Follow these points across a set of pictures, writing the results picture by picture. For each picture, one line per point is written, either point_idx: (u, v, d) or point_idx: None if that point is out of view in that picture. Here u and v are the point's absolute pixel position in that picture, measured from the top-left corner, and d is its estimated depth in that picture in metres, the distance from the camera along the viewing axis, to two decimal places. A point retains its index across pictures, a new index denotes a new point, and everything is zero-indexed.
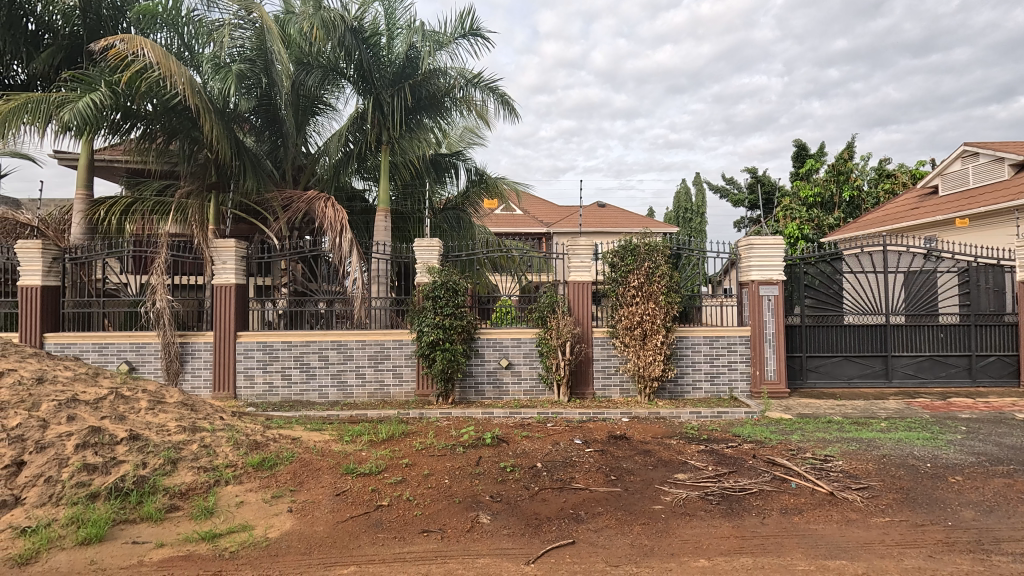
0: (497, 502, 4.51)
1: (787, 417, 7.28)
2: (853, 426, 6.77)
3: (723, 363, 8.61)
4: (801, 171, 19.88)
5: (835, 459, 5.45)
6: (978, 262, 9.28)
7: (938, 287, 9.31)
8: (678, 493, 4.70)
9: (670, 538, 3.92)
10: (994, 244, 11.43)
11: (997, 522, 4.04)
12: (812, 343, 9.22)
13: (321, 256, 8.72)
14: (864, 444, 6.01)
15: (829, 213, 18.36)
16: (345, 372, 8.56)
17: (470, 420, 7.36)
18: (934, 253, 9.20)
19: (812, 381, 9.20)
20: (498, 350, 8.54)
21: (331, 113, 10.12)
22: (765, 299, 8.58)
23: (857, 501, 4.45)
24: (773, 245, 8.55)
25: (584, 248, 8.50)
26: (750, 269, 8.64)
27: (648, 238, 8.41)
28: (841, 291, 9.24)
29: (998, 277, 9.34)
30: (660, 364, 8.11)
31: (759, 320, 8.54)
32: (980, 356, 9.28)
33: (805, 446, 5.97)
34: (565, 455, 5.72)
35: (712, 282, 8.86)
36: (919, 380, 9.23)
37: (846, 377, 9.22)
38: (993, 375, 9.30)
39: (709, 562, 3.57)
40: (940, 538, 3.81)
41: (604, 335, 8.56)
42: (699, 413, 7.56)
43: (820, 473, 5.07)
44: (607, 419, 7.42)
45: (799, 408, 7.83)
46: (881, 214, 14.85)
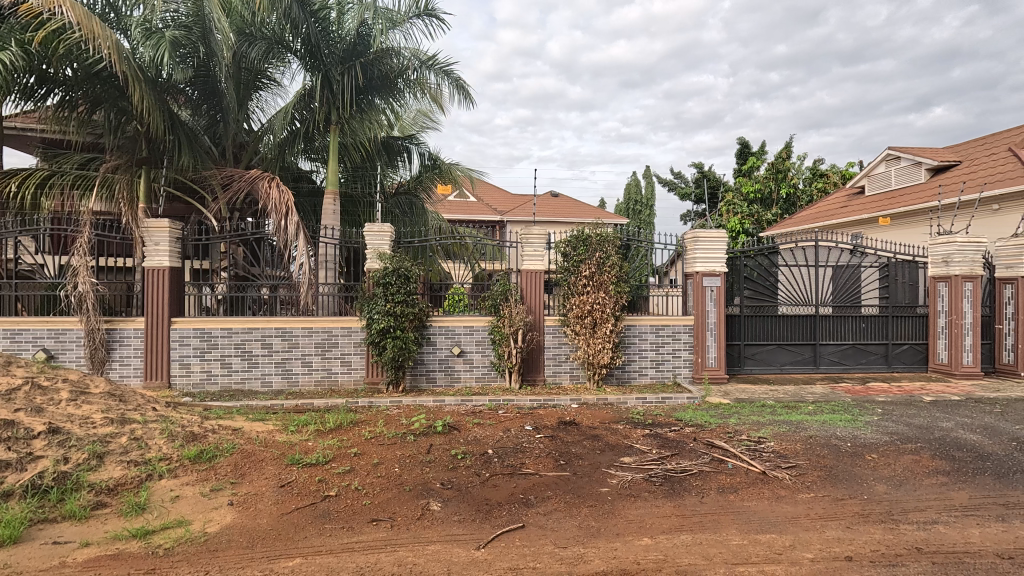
0: (448, 489, 4.52)
1: (726, 402, 7.69)
2: (784, 410, 7.24)
3: (668, 351, 8.94)
4: (743, 167, 20.84)
5: (767, 440, 5.82)
6: (896, 257, 10.10)
7: (861, 281, 10.05)
8: (623, 476, 4.88)
9: (615, 518, 4.07)
10: (911, 242, 12.40)
11: (905, 494, 4.45)
12: (750, 332, 9.75)
13: (264, 239, 8.33)
14: (794, 426, 6.43)
15: (768, 209, 19.36)
16: (291, 360, 8.26)
17: (421, 408, 7.31)
18: (859, 250, 9.90)
19: (748, 367, 9.74)
20: (449, 338, 8.48)
21: (275, 88, 9.67)
22: (708, 290, 8.97)
23: (786, 478, 4.78)
24: (717, 239, 8.94)
25: (537, 236, 8.53)
26: (696, 261, 9.00)
27: (600, 228, 8.56)
28: (776, 283, 9.80)
29: (914, 272, 10.15)
30: (609, 352, 8.32)
31: (702, 310, 8.92)
32: (895, 344, 10.10)
33: (741, 429, 6.32)
34: (515, 441, 5.79)
35: (660, 274, 9.10)
36: (843, 366, 9.96)
37: (779, 363, 9.83)
38: (906, 361, 10.15)
39: (652, 540, 3.73)
40: (857, 511, 4.16)
41: (556, 323, 8.68)
42: (645, 398, 7.84)
43: (753, 454, 5.39)
44: (557, 405, 7.55)
45: (737, 393, 8.29)
46: (813, 211, 15.83)
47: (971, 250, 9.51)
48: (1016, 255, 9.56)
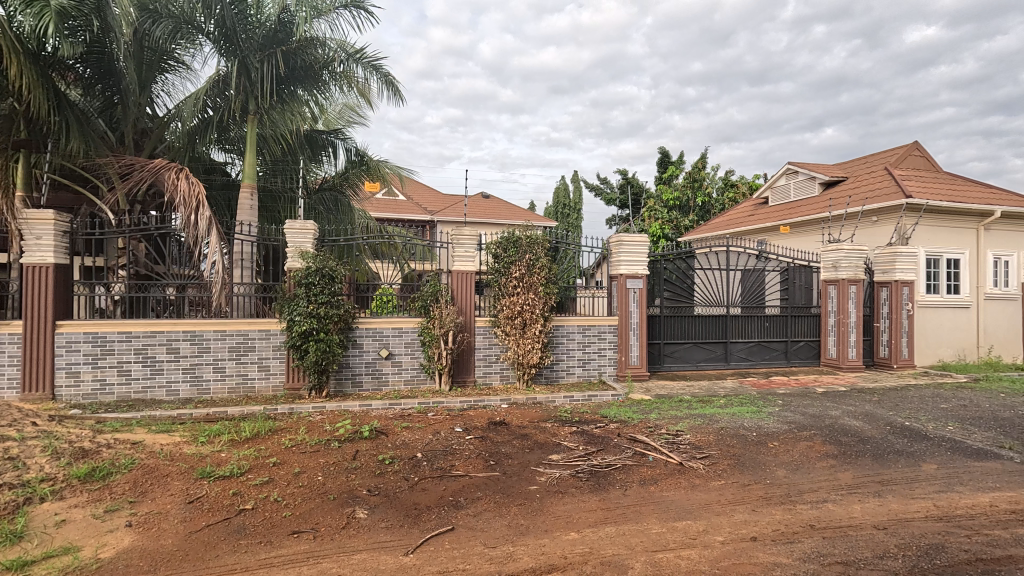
0: (375, 496, 4.40)
1: (647, 398, 8.09)
2: (698, 404, 7.75)
3: (594, 350, 9.26)
4: (664, 176, 22.05)
5: (683, 433, 6.20)
6: (794, 263, 11.15)
7: (765, 284, 10.97)
8: (551, 473, 4.99)
9: (544, 515, 4.16)
10: (806, 249, 13.71)
11: (801, 477, 4.92)
12: (669, 331, 10.33)
13: (170, 235, 7.69)
14: (707, 418, 6.90)
15: (685, 215, 20.65)
16: (201, 367, 7.65)
17: (346, 413, 7.05)
18: (763, 255, 10.82)
19: (667, 365, 10.31)
20: (377, 340, 8.25)
21: (185, 72, 8.91)
22: (631, 291, 9.43)
23: (700, 468, 5.11)
24: (639, 243, 9.39)
25: (468, 237, 8.53)
26: (620, 263, 9.40)
27: (530, 230, 8.70)
28: (692, 285, 10.47)
29: (807, 276, 11.27)
30: (538, 352, 8.47)
31: (626, 310, 9.37)
32: (794, 341, 11.12)
33: (660, 423, 6.68)
34: (445, 444, 5.74)
35: (587, 275, 9.44)
36: (750, 362, 10.82)
37: (695, 361, 10.50)
38: (803, 356, 11.21)
39: (578, 534, 3.85)
40: (760, 494, 4.54)
41: (486, 324, 8.71)
42: (572, 397, 8.06)
43: (671, 446, 5.72)
44: (487, 406, 7.58)
45: (657, 389, 8.76)
46: (725, 218, 17.06)
47: (856, 256, 10.67)
48: (890, 262, 10.86)
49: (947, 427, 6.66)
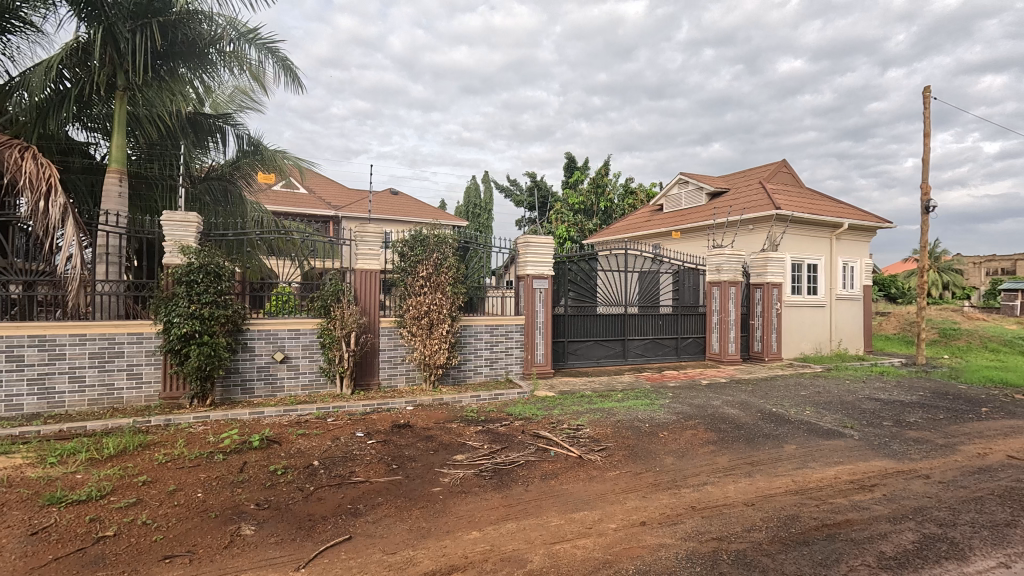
0: (264, 510, 4.09)
1: (551, 395, 8.34)
2: (598, 399, 8.14)
3: (502, 349, 9.37)
4: (571, 180, 23.02)
5: (584, 427, 6.47)
6: (685, 266, 12.10)
7: (659, 285, 11.81)
8: (455, 474, 4.97)
9: (446, 516, 4.13)
10: (695, 253, 14.94)
11: (686, 463, 5.35)
12: (572, 330, 10.74)
13: (11, 223, 6.72)
14: (606, 412, 7.27)
15: (589, 219, 21.71)
16: (53, 377, 6.63)
17: (234, 422, 6.49)
18: (658, 258, 11.63)
19: (570, 362, 10.73)
20: (271, 343, 7.69)
21: (33, 34, 7.65)
22: (538, 291, 9.67)
23: (598, 460, 5.37)
24: (545, 244, 9.67)
25: (373, 235, 8.24)
26: (527, 264, 9.61)
27: (438, 229, 8.59)
28: (594, 286, 10.98)
29: (696, 278, 12.29)
30: (445, 352, 8.37)
31: (533, 310, 9.60)
32: (683, 338, 12.07)
33: (563, 418, 6.92)
34: (344, 450, 5.49)
35: (496, 275, 9.55)
36: (645, 357, 11.57)
37: (596, 357, 11.02)
38: (691, 352, 12.20)
39: (480, 533, 3.87)
40: (650, 481, 4.88)
41: (392, 324, 8.48)
42: (478, 396, 8.09)
43: (572, 440, 5.95)
44: (391, 409, 7.37)
45: (560, 386, 9.08)
46: (625, 223, 18.14)
47: (735, 260, 11.83)
48: (763, 266, 12.19)
49: (806, 411, 7.60)
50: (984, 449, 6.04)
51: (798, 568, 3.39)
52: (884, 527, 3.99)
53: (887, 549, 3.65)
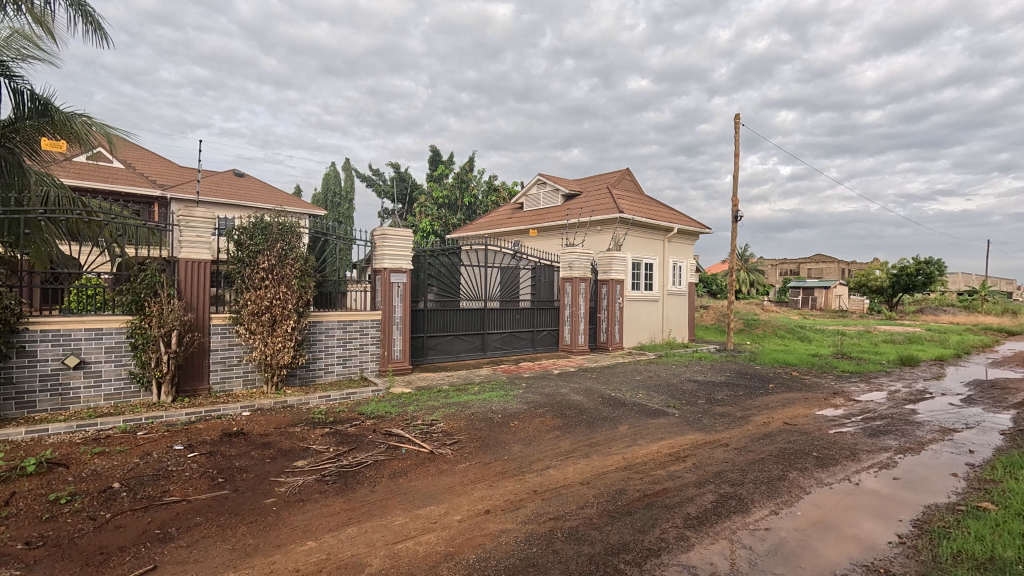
0: (37, 548, 3.36)
1: (407, 391, 8.18)
2: (455, 393, 8.18)
3: (355, 346, 8.92)
4: (436, 173, 23.25)
5: (437, 422, 6.45)
6: (540, 262, 12.74)
7: (517, 280, 12.24)
8: (293, 481, 4.60)
9: (277, 529, 3.79)
10: (551, 250, 15.84)
11: (532, 450, 5.63)
12: (431, 325, 10.63)
13: None
14: (461, 405, 7.34)
15: (454, 213, 21.93)
16: None
17: (2, 445, 5.23)
18: (517, 255, 12.04)
19: (430, 357, 10.63)
20: (61, 346, 6.33)
21: None
22: (395, 286, 9.43)
23: (448, 453, 5.39)
24: (403, 237, 9.44)
25: (203, 220, 7.27)
26: (383, 257, 9.29)
27: (282, 217, 7.85)
28: (454, 281, 11.00)
29: (550, 274, 13.02)
30: (290, 351, 7.70)
31: (389, 305, 9.34)
32: (539, 331, 12.70)
33: (417, 414, 6.82)
34: (157, 467, 4.76)
35: (357, 269, 9.18)
36: (503, 351, 11.93)
37: (456, 352, 11.07)
38: (546, 344, 12.89)
39: (316, 542, 3.63)
40: (498, 469, 5.04)
41: (226, 322, 7.58)
42: (328, 396, 7.60)
43: (425, 436, 5.89)
44: (222, 416, 6.57)
45: (418, 381, 8.96)
46: (488, 219, 18.55)
47: (584, 258, 12.78)
48: (609, 264, 13.35)
49: (639, 394, 8.50)
50: (769, 418, 7.33)
51: (620, 537, 3.75)
52: (690, 491, 4.61)
53: (692, 510, 4.22)
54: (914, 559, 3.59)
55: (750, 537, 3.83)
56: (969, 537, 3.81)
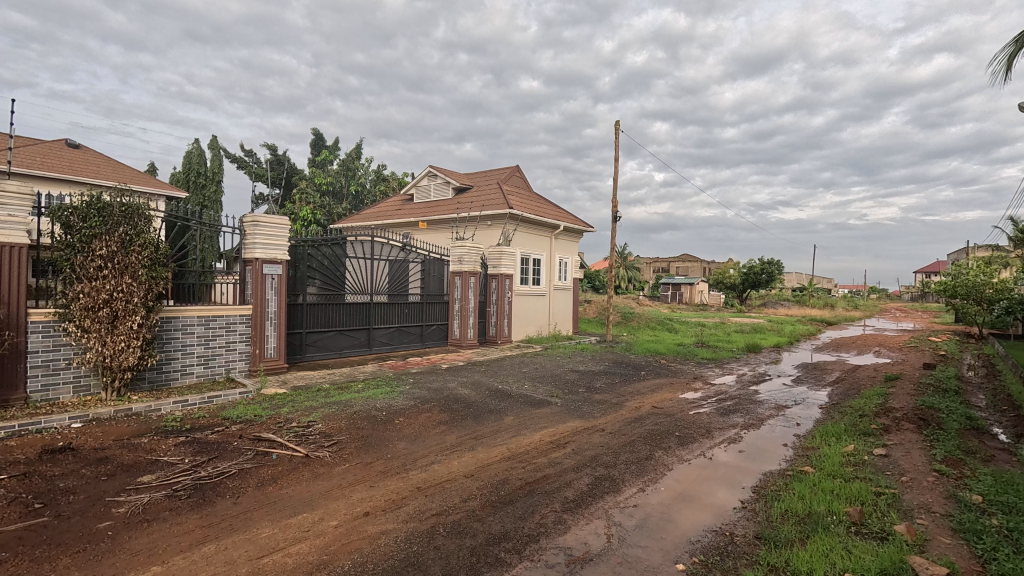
0: None
1: (281, 392, 7.56)
2: (336, 391, 7.75)
3: (220, 344, 8.04)
4: (318, 158, 22.06)
5: (315, 423, 6.03)
6: (430, 255, 12.53)
7: (406, 274, 11.91)
8: (136, 500, 4.01)
9: (113, 557, 3.27)
10: (441, 244, 15.69)
11: (416, 446, 5.51)
12: (311, 320, 9.94)
13: None
14: (342, 404, 6.96)
15: (338, 202, 20.91)
16: None
17: None
18: (406, 247, 11.71)
19: (309, 354, 9.95)
20: None
21: None
22: (268, 277, 8.68)
23: (326, 456, 5.07)
24: (278, 225, 8.69)
25: (16, 197, 6.06)
26: (254, 247, 8.52)
27: (125, 195, 6.71)
28: (337, 273, 10.39)
29: (440, 268, 12.88)
30: (136, 352, 6.71)
31: (261, 298, 8.56)
32: (427, 325, 12.50)
33: (292, 416, 6.32)
34: None
35: (225, 258, 8.40)
36: (390, 346, 11.55)
37: (338, 348, 10.48)
38: (435, 338, 12.73)
39: (163, 566, 3.19)
40: (380, 469, 4.85)
41: (49, 318, 6.37)
42: (186, 401, 6.74)
43: (299, 439, 5.47)
44: (43, 430, 5.52)
45: (294, 381, 8.34)
46: (375, 210, 17.83)
47: (474, 252, 12.84)
48: (498, 258, 13.54)
49: (524, 385, 8.76)
50: (640, 403, 7.96)
51: (501, 526, 3.81)
52: (569, 476, 4.84)
53: (570, 494, 4.44)
54: (753, 520, 4.12)
55: (620, 515, 4.12)
56: (794, 497, 4.46)
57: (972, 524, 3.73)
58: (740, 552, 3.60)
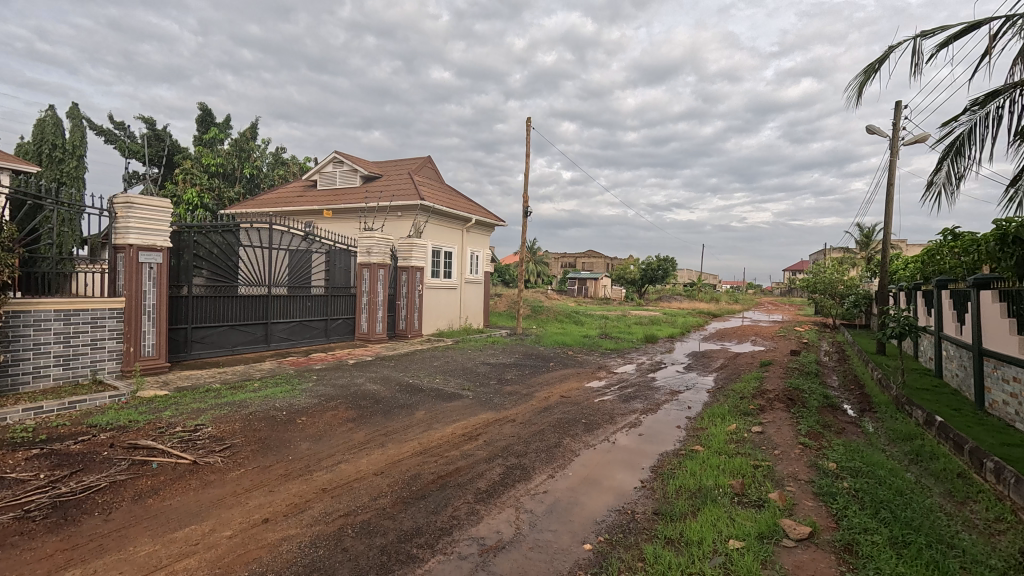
0: None
1: (162, 394, 6.78)
2: (228, 391, 7.11)
3: (84, 342, 7.02)
4: (205, 137, 20.19)
5: (204, 427, 5.49)
6: (336, 246, 11.91)
7: (308, 265, 11.21)
8: None
9: None
10: (346, 233, 15.00)
11: (321, 446, 5.23)
12: (197, 314, 9.02)
13: None
14: (236, 405, 6.40)
15: (229, 185, 19.22)
16: None
17: None
18: (309, 237, 11.02)
19: (196, 352, 9.03)
20: None
21: None
22: (145, 266, 7.73)
23: (217, 462, 4.64)
24: (156, 208, 7.78)
25: None
26: (127, 232, 7.53)
27: None
28: (229, 263, 9.52)
29: (346, 259, 12.30)
30: None
31: (137, 290, 7.60)
32: (332, 319, 11.89)
33: (175, 420, 5.70)
34: None
35: (89, 246, 7.24)
36: (290, 342, 10.83)
37: (230, 345, 9.62)
38: (340, 333, 12.15)
39: None
40: (281, 472, 4.54)
41: None
42: (40, 408, 5.78)
43: (185, 445, 4.95)
44: None
45: (178, 381, 7.53)
46: (274, 196, 16.57)
47: (383, 244, 12.43)
48: (408, 250, 13.22)
49: (435, 379, 8.68)
50: (549, 393, 8.22)
51: (413, 522, 3.74)
52: (481, 467, 4.87)
53: (482, 485, 4.47)
54: (651, 497, 4.43)
55: (532, 502, 4.23)
56: (686, 473, 4.87)
57: (828, 487, 4.32)
58: (641, 528, 3.86)
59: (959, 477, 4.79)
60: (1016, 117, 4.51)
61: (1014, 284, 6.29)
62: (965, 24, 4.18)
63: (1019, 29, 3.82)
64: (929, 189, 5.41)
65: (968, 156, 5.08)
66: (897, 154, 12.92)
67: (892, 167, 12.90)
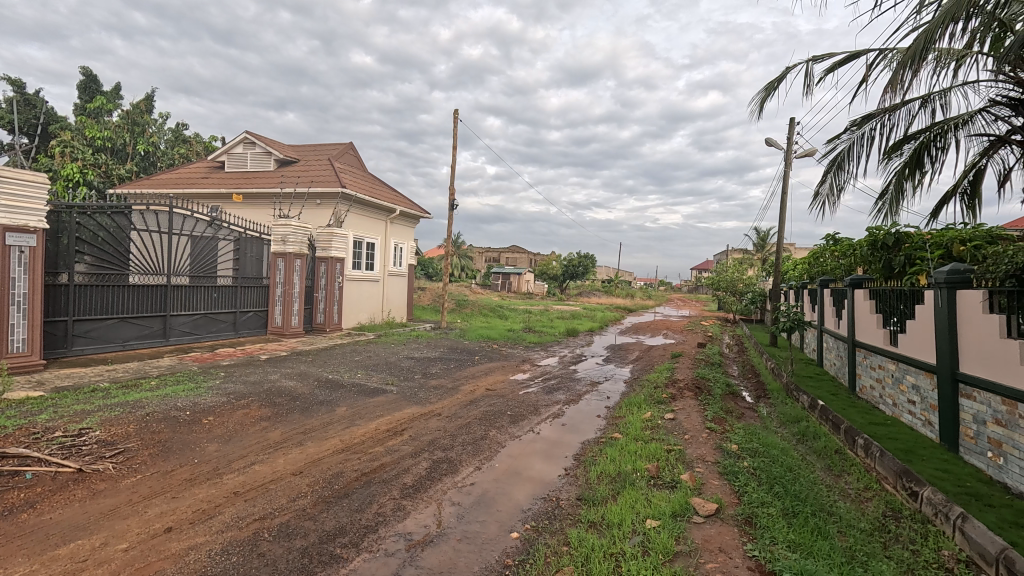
0: None
1: (36, 395, 5.95)
2: (120, 391, 6.40)
3: None
4: (90, 106, 18.00)
5: (90, 430, 4.90)
6: (247, 233, 11.09)
7: (215, 253, 10.35)
8: None
9: None
10: (259, 220, 14.03)
11: (232, 447, 4.87)
12: (79, 305, 8.03)
13: None
14: (130, 406, 5.76)
15: (119, 162, 17.29)
16: None
17: None
18: (215, 222, 10.16)
19: (78, 348, 8.05)
20: None
21: None
22: (14, 249, 6.74)
23: (108, 469, 4.17)
24: (27, 181, 6.79)
25: None
26: None
27: None
28: (119, 249, 8.54)
29: (259, 248, 11.48)
30: None
31: (3, 276, 6.61)
32: (242, 312, 11.08)
33: (55, 424, 5.04)
34: None
35: None
36: (193, 336, 9.95)
37: (120, 339, 8.65)
38: (251, 327, 11.34)
39: None
40: (185, 477, 4.17)
41: None
42: None
43: (67, 451, 4.39)
44: None
45: (56, 381, 6.65)
46: (174, 176, 15.09)
47: (301, 233, 11.77)
48: (328, 241, 12.60)
49: (357, 374, 8.39)
50: (474, 387, 8.24)
51: (336, 521, 3.60)
52: (407, 462, 4.80)
53: (408, 480, 4.40)
54: (574, 484, 4.60)
55: (458, 494, 4.23)
56: (607, 460, 5.10)
57: (731, 467, 4.73)
58: (566, 514, 3.99)
59: (837, 454, 5.43)
60: (885, 139, 5.17)
61: (882, 284, 7.25)
62: (849, 53, 4.72)
63: (889, 62, 4.39)
64: (817, 199, 6.06)
65: (847, 170, 5.76)
66: (791, 166, 14.29)
67: (786, 178, 14.27)
